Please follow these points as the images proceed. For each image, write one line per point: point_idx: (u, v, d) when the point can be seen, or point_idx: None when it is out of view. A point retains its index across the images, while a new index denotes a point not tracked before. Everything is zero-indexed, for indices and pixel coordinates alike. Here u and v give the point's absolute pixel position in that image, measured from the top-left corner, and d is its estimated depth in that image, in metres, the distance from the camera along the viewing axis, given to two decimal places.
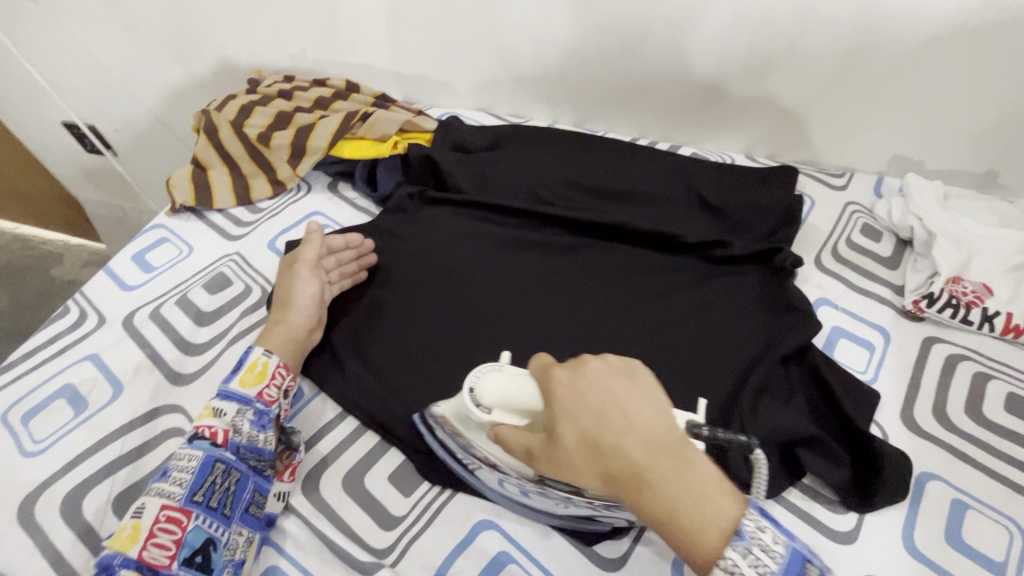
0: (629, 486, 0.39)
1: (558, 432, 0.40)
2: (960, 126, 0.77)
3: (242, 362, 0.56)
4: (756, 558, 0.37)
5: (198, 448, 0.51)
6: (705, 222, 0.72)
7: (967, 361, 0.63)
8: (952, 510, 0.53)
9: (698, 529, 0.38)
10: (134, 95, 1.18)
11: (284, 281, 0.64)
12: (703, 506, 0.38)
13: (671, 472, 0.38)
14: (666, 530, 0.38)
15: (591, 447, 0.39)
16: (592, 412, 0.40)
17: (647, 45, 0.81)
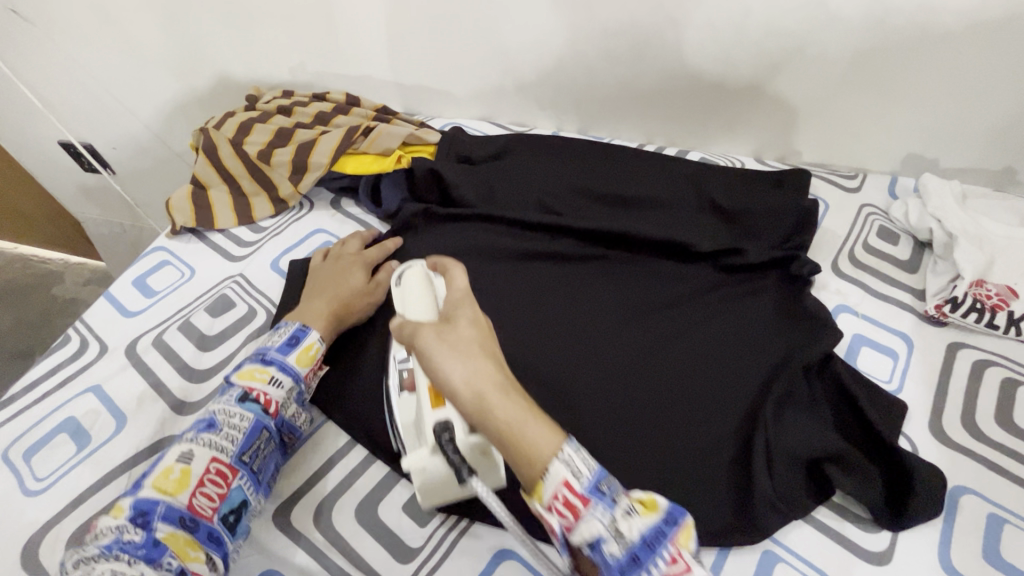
0: (484, 380, 0.41)
1: (453, 330, 0.43)
2: (976, 123, 0.75)
3: (297, 339, 0.57)
4: (577, 464, 0.38)
5: (249, 410, 0.52)
6: (717, 229, 0.71)
7: (994, 366, 0.61)
8: (988, 525, 0.51)
9: (534, 455, 0.38)
10: (132, 113, 1.17)
11: (360, 293, 0.63)
12: (537, 428, 0.39)
13: (518, 393, 0.41)
14: (507, 451, 0.39)
15: (472, 350, 0.42)
16: (468, 320, 0.45)
17: (654, 49, 0.80)
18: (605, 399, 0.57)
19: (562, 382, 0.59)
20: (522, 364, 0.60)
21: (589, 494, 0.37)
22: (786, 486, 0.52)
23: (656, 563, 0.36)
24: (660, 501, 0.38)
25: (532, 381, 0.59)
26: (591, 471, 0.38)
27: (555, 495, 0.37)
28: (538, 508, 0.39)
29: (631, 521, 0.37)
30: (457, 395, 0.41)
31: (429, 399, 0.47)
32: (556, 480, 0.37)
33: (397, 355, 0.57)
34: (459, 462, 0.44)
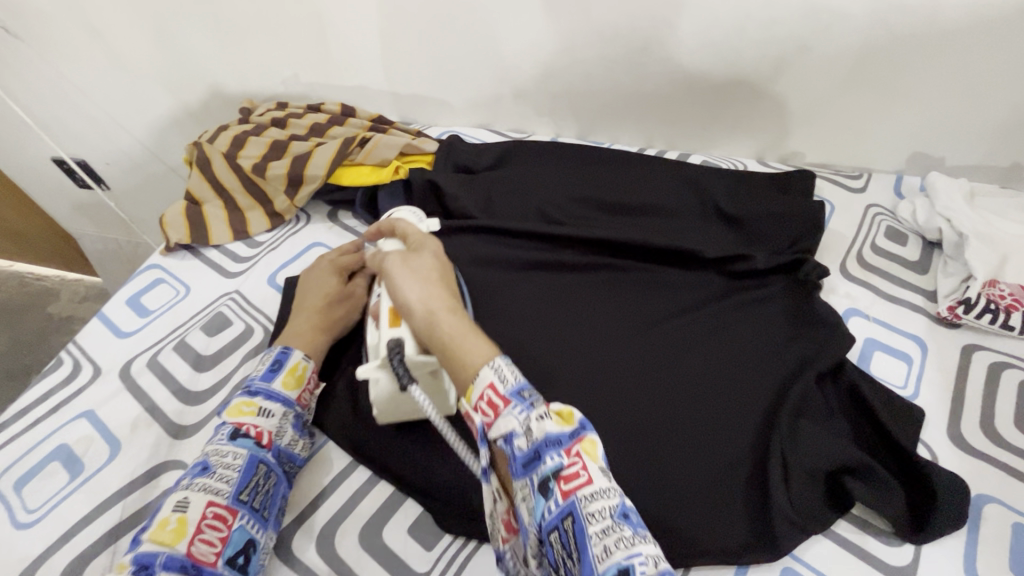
0: (437, 301, 0.48)
1: (415, 259, 0.53)
2: (984, 119, 0.74)
3: (280, 363, 0.56)
4: (504, 372, 0.41)
5: (242, 446, 0.49)
6: (722, 234, 0.69)
7: (1011, 368, 0.60)
8: (1015, 534, 0.49)
9: (467, 356, 0.44)
10: (125, 128, 1.15)
11: (339, 302, 0.62)
12: (474, 340, 0.45)
13: (463, 314, 0.48)
14: (443, 357, 0.45)
15: (428, 277, 0.51)
16: (432, 254, 0.54)
17: (652, 52, 0.79)
18: (613, 411, 0.56)
19: (568, 395, 0.57)
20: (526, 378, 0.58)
21: (509, 397, 0.40)
22: (804, 500, 0.50)
23: (554, 456, 0.38)
24: (575, 415, 0.40)
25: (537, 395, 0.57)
26: (516, 379, 0.41)
27: (480, 396, 0.41)
28: (466, 407, 0.42)
29: (541, 424, 0.39)
30: (412, 312, 0.49)
31: (388, 318, 0.53)
32: (481, 382, 0.41)
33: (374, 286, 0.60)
34: (404, 371, 0.46)
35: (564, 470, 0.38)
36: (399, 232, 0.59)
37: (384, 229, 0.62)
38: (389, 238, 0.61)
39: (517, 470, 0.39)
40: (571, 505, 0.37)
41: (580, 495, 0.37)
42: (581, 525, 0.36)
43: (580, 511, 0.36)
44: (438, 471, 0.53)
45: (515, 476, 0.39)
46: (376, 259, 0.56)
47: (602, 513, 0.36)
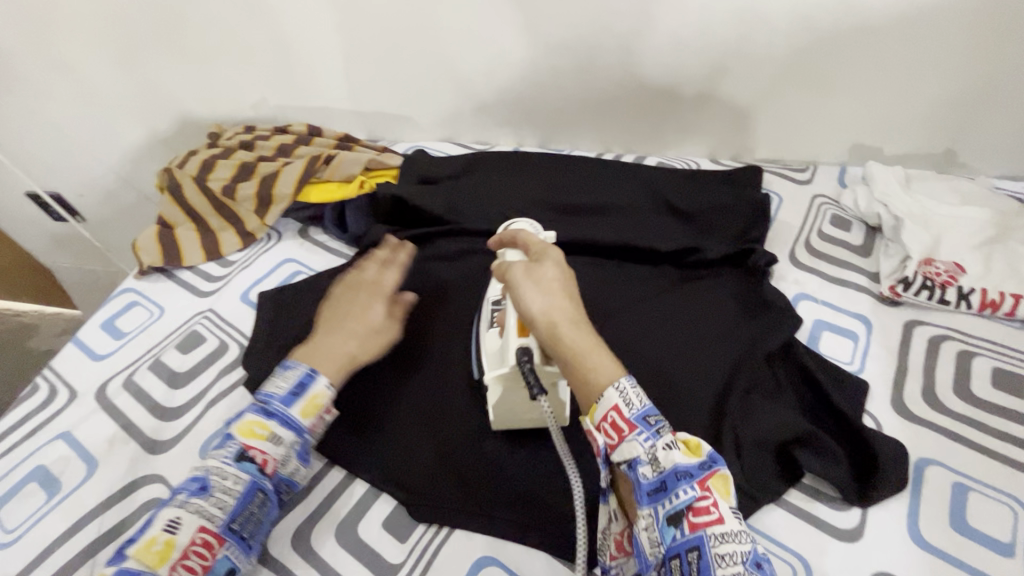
0: (566, 317, 0.48)
1: (540, 271, 0.51)
2: (913, 110, 0.79)
3: (303, 388, 0.54)
4: (628, 397, 0.44)
5: (244, 472, 0.50)
6: (676, 228, 0.73)
7: (949, 340, 0.64)
8: (954, 493, 0.52)
9: (593, 375, 0.45)
10: (97, 159, 1.17)
11: (379, 333, 0.61)
12: (599, 355, 0.46)
13: (585, 326, 0.48)
14: (569, 372, 0.47)
15: (555, 290, 0.49)
16: (557, 265, 0.51)
17: (601, 61, 0.83)
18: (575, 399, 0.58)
19: None
20: None
21: (635, 422, 0.43)
22: (757, 471, 0.53)
23: (687, 489, 0.41)
24: (702, 447, 0.43)
25: None
26: (642, 404, 0.44)
27: (604, 417, 0.44)
28: (587, 425, 0.45)
29: (672, 454, 0.42)
30: (535, 322, 0.48)
31: (517, 328, 0.50)
32: (607, 404, 0.44)
33: (489, 298, 0.58)
34: (535, 380, 0.47)
35: (696, 506, 0.41)
36: (522, 243, 0.54)
37: (506, 239, 0.56)
38: (511, 248, 0.55)
39: (642, 499, 0.42)
40: (699, 538, 0.40)
41: (710, 531, 0.40)
42: (707, 560, 0.39)
43: (709, 548, 0.39)
44: (409, 468, 0.56)
45: (639, 503, 0.42)
46: (497, 267, 0.54)
47: (726, 538, 0.40)
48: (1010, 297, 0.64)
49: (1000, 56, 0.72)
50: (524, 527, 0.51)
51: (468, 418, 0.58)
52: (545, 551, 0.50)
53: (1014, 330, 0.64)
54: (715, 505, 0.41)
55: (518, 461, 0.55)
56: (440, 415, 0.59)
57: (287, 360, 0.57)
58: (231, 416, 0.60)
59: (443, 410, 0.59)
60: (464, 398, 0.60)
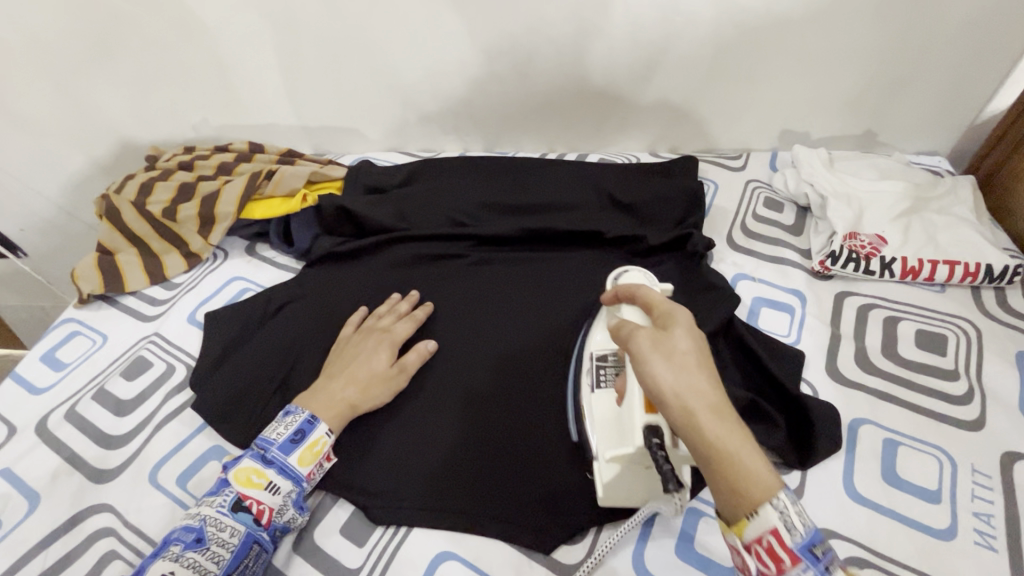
0: (711, 408, 0.38)
1: (670, 338, 0.42)
2: (832, 95, 0.84)
3: (302, 434, 0.54)
4: (789, 521, 0.36)
5: (241, 522, 0.49)
6: (619, 220, 0.75)
7: (876, 308, 0.67)
8: (885, 450, 0.55)
9: (748, 485, 0.37)
10: (34, 191, 1.13)
11: (384, 380, 0.59)
12: (755, 458, 0.38)
13: (732, 417, 0.39)
14: (713, 473, 0.38)
15: (691, 360, 0.41)
16: (688, 334, 0.42)
17: (536, 64, 0.85)
18: (529, 390, 0.59)
19: (488, 382, 0.60)
20: (445, 373, 0.61)
21: (798, 552, 0.36)
22: None
23: None
24: None
25: (456, 385, 0.60)
26: (806, 529, 0.36)
27: (759, 539, 0.37)
28: (735, 541, 0.38)
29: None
30: (664, 404, 0.39)
31: (641, 402, 0.46)
32: (763, 525, 0.36)
33: (591, 351, 0.54)
34: (669, 472, 0.43)
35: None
36: (642, 300, 0.49)
37: (624, 295, 0.51)
38: (630, 305, 0.50)
39: (781, 558, 0.36)
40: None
41: None
42: None
43: None
44: (364, 472, 0.56)
45: (775, 560, 0.36)
46: (617, 325, 0.46)
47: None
48: (928, 264, 0.68)
49: (903, 40, 0.77)
50: (484, 518, 0.52)
51: (423, 418, 0.58)
52: (504, 540, 0.51)
53: (934, 294, 0.68)
54: None
55: (475, 456, 0.56)
56: (397, 416, 0.59)
57: (288, 407, 0.57)
58: (181, 437, 0.59)
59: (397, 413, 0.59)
60: (418, 398, 0.60)
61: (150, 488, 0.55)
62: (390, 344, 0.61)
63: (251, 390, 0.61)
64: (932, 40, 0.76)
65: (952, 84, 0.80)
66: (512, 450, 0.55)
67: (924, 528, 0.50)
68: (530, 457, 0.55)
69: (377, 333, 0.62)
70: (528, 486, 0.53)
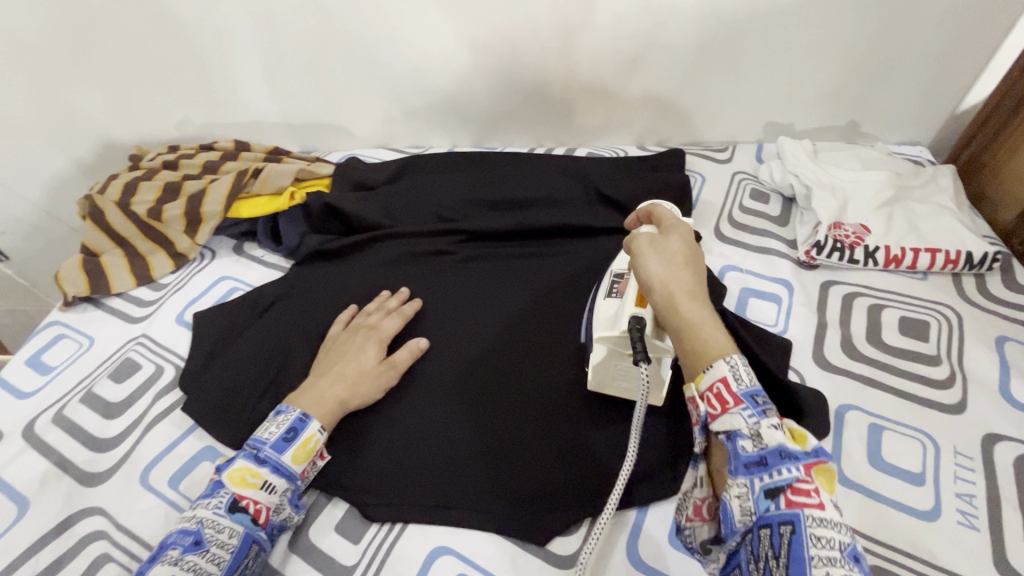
0: (686, 296, 0.44)
1: (665, 241, 0.48)
2: (815, 86, 0.85)
3: (295, 432, 0.54)
4: (735, 372, 0.40)
5: (240, 523, 0.48)
6: (607, 215, 0.75)
7: (861, 296, 0.69)
8: (871, 434, 0.56)
9: (705, 347, 0.42)
10: (14, 193, 1.11)
11: (373, 378, 0.58)
12: (718, 334, 0.42)
13: (705, 305, 0.44)
14: (680, 343, 0.43)
15: (677, 260, 0.46)
16: (685, 242, 0.48)
17: (523, 58, 0.85)
18: (522, 384, 0.60)
19: (481, 377, 0.60)
20: (438, 369, 0.61)
21: (742, 397, 0.39)
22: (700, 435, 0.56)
23: (789, 468, 0.36)
24: (809, 439, 0.39)
25: (449, 382, 0.60)
26: (751, 380, 0.39)
27: (710, 387, 0.40)
28: (691, 393, 0.42)
29: (774, 434, 0.38)
30: (650, 292, 0.46)
31: (635, 298, 0.51)
32: (715, 374, 0.40)
33: (612, 270, 0.60)
34: (641, 348, 0.46)
35: (795, 488, 0.36)
36: (658, 218, 0.54)
37: (643, 216, 0.58)
38: (647, 223, 0.57)
39: (737, 470, 0.38)
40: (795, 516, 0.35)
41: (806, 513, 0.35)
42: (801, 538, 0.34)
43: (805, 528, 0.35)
44: (357, 471, 0.56)
45: (732, 473, 0.39)
46: (628, 235, 0.52)
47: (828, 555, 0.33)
48: (911, 251, 0.69)
49: (884, 33, 0.78)
50: (478, 513, 0.52)
51: (415, 415, 0.58)
52: (498, 534, 0.52)
53: (916, 281, 0.70)
54: (817, 493, 0.36)
55: (468, 451, 0.56)
56: (391, 413, 0.59)
57: (279, 406, 0.57)
58: (172, 438, 0.59)
59: (389, 412, 0.59)
60: (409, 396, 0.60)
61: (141, 490, 0.55)
62: (378, 341, 0.61)
63: (243, 390, 0.61)
64: (912, 31, 0.77)
65: (932, 75, 0.81)
66: (507, 445, 0.56)
67: (909, 510, 0.51)
68: (523, 452, 0.55)
69: (365, 331, 0.62)
70: (523, 480, 0.54)
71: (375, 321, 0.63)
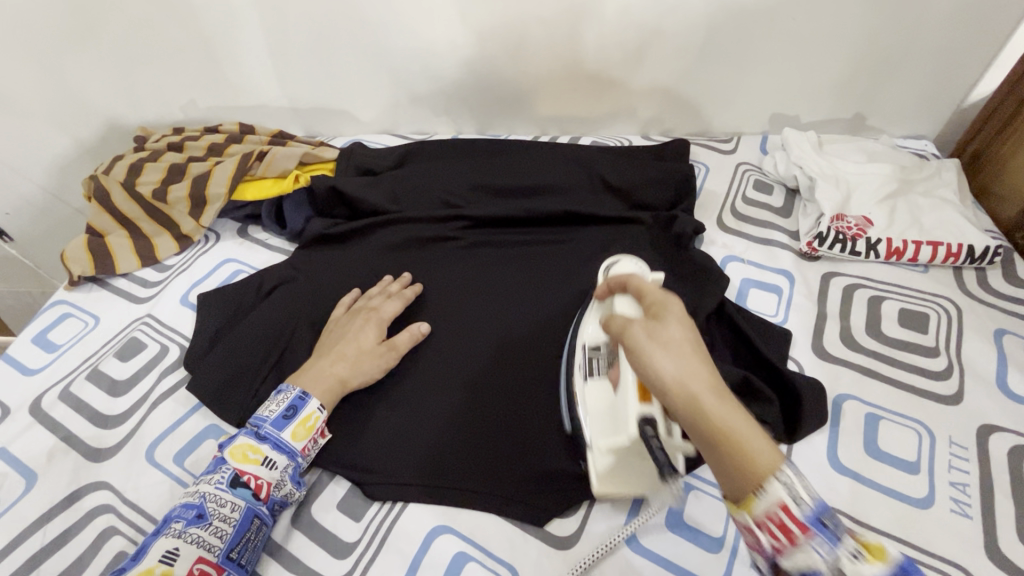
0: (714, 393, 0.36)
1: (664, 327, 0.39)
2: (822, 78, 0.84)
3: (295, 410, 0.55)
4: (795, 492, 0.34)
5: (241, 497, 0.50)
6: (611, 203, 0.75)
7: (862, 288, 0.69)
8: (867, 423, 0.57)
9: (755, 463, 0.34)
10: (19, 174, 1.11)
11: (372, 358, 0.59)
12: (760, 440, 0.35)
13: (732, 400, 0.36)
14: (717, 455, 0.35)
15: (685, 346, 0.38)
16: (682, 321, 0.40)
17: (528, 46, 0.85)
18: (522, 368, 0.60)
19: (482, 363, 0.61)
20: (441, 353, 0.62)
21: (809, 523, 0.33)
22: None
23: None
24: (891, 552, 0.33)
25: (451, 365, 0.61)
26: (813, 499, 0.34)
27: (769, 515, 0.34)
28: (744, 520, 0.36)
29: (859, 566, 0.32)
30: (666, 392, 0.37)
31: (636, 392, 0.45)
32: (773, 500, 0.34)
33: (583, 341, 0.52)
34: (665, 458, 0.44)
35: None
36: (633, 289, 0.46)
37: (614, 286, 0.49)
38: (620, 295, 0.48)
39: None
40: None
41: None
42: None
43: None
44: (359, 451, 0.56)
45: None
46: (610, 321, 0.43)
47: None
48: (912, 244, 0.69)
49: (892, 24, 0.77)
50: (479, 493, 0.53)
51: (416, 398, 0.59)
52: (501, 516, 0.53)
53: (917, 274, 0.70)
54: None
55: (468, 433, 0.56)
56: (393, 394, 0.60)
57: (280, 385, 0.58)
58: (177, 416, 0.60)
59: (393, 394, 0.60)
60: (413, 378, 0.60)
61: (147, 467, 0.56)
62: (379, 322, 0.62)
63: (247, 371, 0.62)
64: (921, 23, 0.77)
65: (939, 68, 0.81)
66: (506, 429, 0.56)
67: (903, 497, 0.52)
68: (523, 435, 0.56)
69: (365, 312, 0.63)
70: (523, 462, 0.54)
71: (376, 303, 0.64)
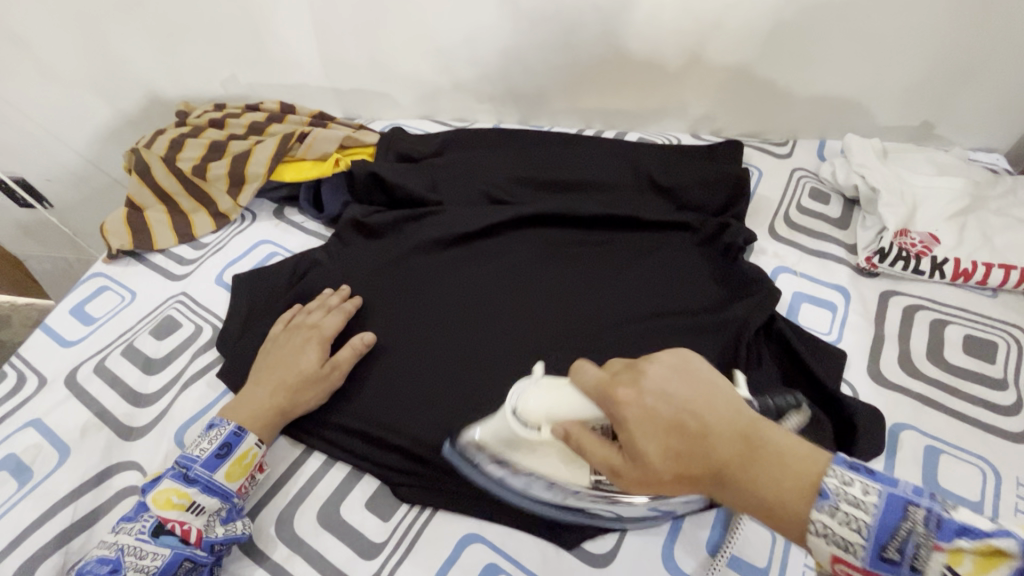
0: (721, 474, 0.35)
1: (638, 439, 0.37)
2: (891, 82, 0.79)
3: (228, 449, 0.52)
4: (846, 515, 0.31)
5: (165, 545, 0.47)
6: (657, 205, 0.72)
7: (924, 309, 0.65)
8: (926, 456, 0.54)
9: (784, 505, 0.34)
10: (63, 141, 1.12)
11: (317, 382, 0.57)
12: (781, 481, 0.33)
13: (746, 459, 0.35)
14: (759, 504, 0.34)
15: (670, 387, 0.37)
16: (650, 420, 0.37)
17: (578, 34, 0.81)
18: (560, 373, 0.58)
19: (518, 367, 0.59)
20: (477, 351, 0.60)
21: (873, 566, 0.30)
22: None
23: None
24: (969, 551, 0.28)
25: (486, 365, 0.59)
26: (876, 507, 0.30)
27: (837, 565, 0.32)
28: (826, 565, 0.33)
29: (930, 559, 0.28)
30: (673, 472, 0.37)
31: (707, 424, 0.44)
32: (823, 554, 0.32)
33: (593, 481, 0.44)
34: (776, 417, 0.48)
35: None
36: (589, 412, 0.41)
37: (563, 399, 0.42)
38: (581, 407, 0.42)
39: None
40: None
41: None
42: None
43: None
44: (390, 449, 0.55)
45: None
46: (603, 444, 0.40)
47: None
48: (982, 267, 0.65)
49: (973, 28, 0.72)
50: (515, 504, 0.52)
51: (449, 398, 0.57)
52: (536, 532, 0.51)
53: (986, 298, 0.65)
54: None
55: None
56: (427, 392, 0.58)
57: (208, 422, 0.55)
58: (207, 400, 0.59)
59: (427, 391, 0.58)
60: (446, 376, 0.58)
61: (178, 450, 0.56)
62: (316, 344, 0.58)
63: None
64: (1006, 28, 0.71)
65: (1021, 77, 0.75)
66: None
67: None
68: None
69: (301, 334, 0.60)
70: None
71: (313, 320, 0.61)
